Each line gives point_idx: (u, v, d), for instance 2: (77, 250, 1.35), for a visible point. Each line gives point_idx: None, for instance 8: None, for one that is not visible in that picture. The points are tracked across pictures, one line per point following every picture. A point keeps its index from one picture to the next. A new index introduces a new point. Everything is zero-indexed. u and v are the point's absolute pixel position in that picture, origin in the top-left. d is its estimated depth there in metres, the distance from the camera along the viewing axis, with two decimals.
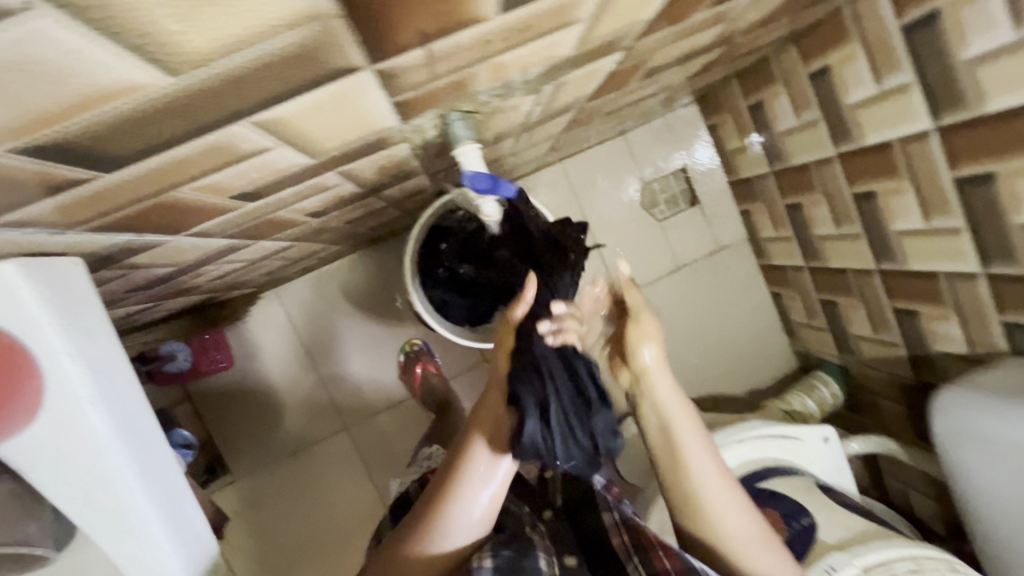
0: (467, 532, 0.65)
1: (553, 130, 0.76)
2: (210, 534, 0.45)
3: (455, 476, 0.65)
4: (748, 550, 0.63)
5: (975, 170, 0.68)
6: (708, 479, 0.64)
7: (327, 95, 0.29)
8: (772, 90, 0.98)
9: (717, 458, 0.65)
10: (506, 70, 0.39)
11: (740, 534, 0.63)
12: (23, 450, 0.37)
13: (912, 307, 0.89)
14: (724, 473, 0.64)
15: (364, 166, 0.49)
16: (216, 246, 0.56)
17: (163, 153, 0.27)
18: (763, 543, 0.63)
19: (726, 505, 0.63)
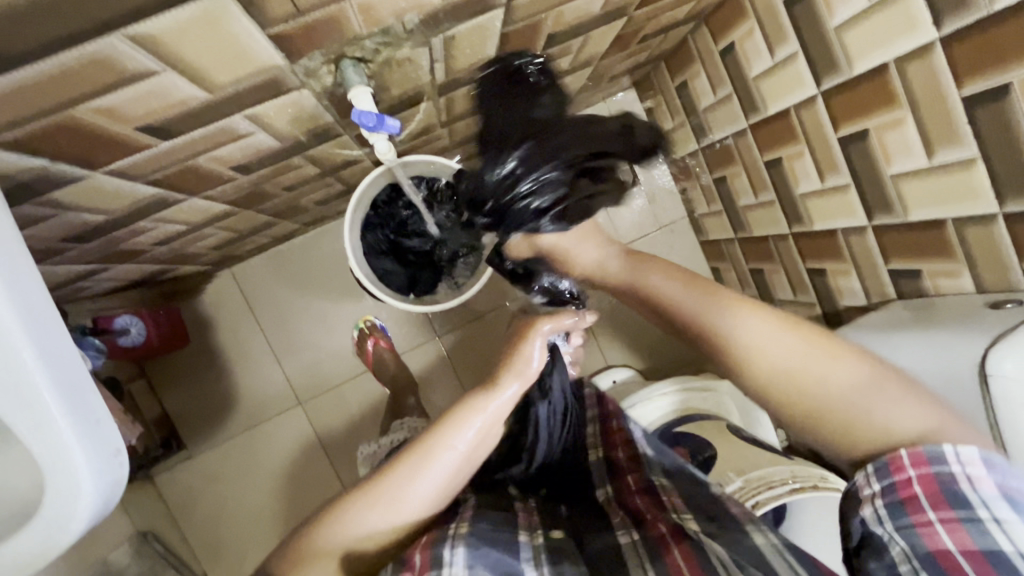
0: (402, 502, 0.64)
1: (476, 100, 0.82)
2: (128, 450, 0.43)
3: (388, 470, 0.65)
4: (861, 398, 0.56)
5: (851, 128, 0.75)
6: (777, 351, 0.60)
7: (192, 15, 0.34)
8: (693, 70, 1.06)
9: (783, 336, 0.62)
10: (378, 14, 0.45)
11: (851, 386, 0.57)
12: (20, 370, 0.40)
13: (820, 266, 0.95)
14: (815, 347, 0.59)
15: (272, 113, 0.54)
16: (143, 196, 0.60)
17: (46, 58, 0.32)
18: (877, 384, 0.56)
19: (833, 376, 0.57)
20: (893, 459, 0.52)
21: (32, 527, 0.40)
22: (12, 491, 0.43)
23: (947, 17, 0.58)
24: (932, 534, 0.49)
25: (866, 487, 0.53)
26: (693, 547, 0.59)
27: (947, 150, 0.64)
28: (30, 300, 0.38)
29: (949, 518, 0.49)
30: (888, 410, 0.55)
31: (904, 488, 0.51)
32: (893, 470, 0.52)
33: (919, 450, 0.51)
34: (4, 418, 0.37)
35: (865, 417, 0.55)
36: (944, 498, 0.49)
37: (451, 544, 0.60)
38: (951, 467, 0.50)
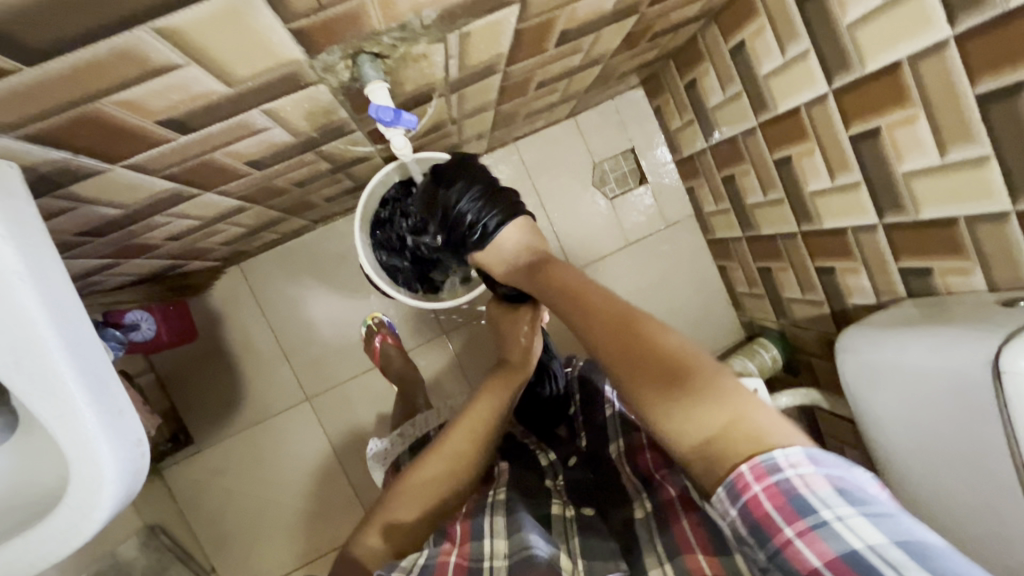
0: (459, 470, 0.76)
1: (486, 97, 0.82)
2: (148, 439, 0.43)
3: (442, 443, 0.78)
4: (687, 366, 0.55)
5: (863, 126, 0.75)
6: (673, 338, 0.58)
7: (218, 8, 0.34)
8: (702, 68, 1.06)
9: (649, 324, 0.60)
10: (397, 9, 0.45)
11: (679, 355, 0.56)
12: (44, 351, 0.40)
13: (829, 265, 0.95)
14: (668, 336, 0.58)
15: (288, 108, 0.55)
16: (159, 190, 0.61)
17: (75, 51, 0.33)
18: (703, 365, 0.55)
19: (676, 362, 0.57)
20: (738, 477, 0.48)
21: (55, 515, 0.40)
22: (36, 481, 0.44)
23: (962, 14, 0.58)
24: (794, 551, 0.44)
25: (726, 513, 0.49)
26: (699, 517, 0.62)
27: (960, 148, 0.64)
28: (52, 291, 0.39)
29: (804, 530, 0.45)
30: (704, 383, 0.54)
31: (756, 507, 0.47)
32: (739, 491, 0.48)
33: (759, 459, 0.48)
34: (29, 407, 0.38)
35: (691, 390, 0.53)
36: (793, 509, 0.46)
37: (491, 515, 0.66)
38: (786, 474, 0.47)
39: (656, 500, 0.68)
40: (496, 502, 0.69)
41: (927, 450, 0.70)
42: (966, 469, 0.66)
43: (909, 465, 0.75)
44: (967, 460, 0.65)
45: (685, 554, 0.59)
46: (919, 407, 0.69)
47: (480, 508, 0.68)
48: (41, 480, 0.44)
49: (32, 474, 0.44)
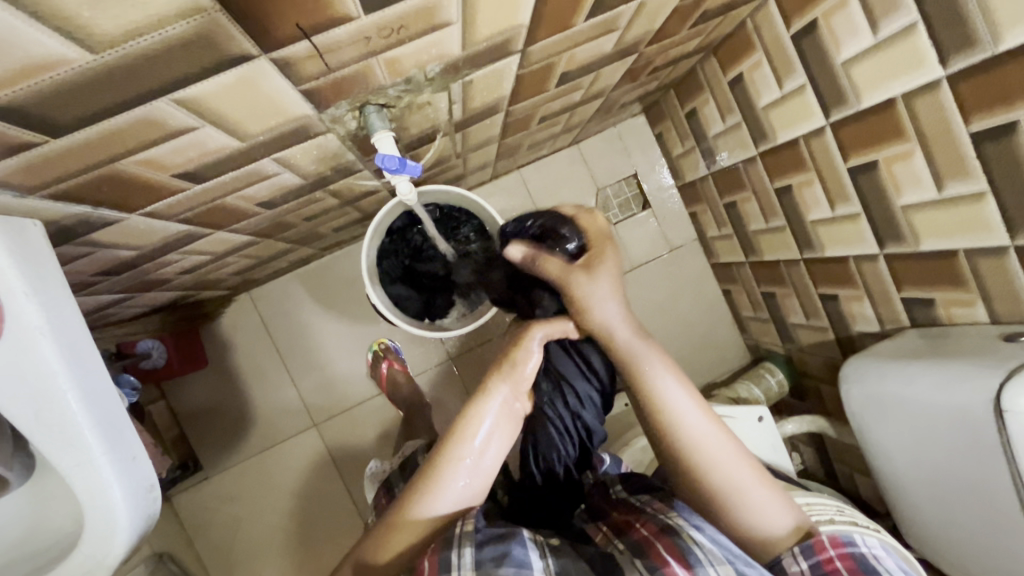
0: (449, 505, 0.66)
1: (490, 132, 0.84)
2: (159, 484, 0.44)
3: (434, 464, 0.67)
4: (727, 473, 0.63)
5: (862, 158, 0.76)
6: (715, 444, 0.64)
7: (233, 78, 0.36)
8: (702, 97, 1.08)
9: (716, 427, 0.65)
10: (402, 66, 0.47)
11: (716, 459, 0.63)
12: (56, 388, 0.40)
13: (833, 292, 0.95)
14: (728, 443, 0.64)
15: (298, 155, 0.57)
16: (174, 232, 0.63)
17: (101, 122, 0.35)
18: (742, 464, 0.64)
19: (740, 480, 0.63)
20: (818, 543, 0.61)
21: (67, 562, 0.41)
22: (51, 525, 0.45)
23: (951, 56, 0.60)
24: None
25: (793, 566, 0.60)
26: (673, 538, 0.62)
27: (957, 183, 0.65)
28: (71, 344, 0.40)
29: None
30: (749, 496, 0.63)
31: (828, 562, 0.59)
32: (817, 550, 0.60)
33: (835, 536, 0.62)
34: (47, 456, 0.39)
35: (740, 507, 0.63)
36: (858, 566, 0.59)
37: (457, 545, 0.60)
38: (860, 549, 0.62)
39: (628, 539, 0.66)
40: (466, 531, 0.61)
41: (933, 484, 0.70)
42: (972, 504, 0.66)
43: (917, 498, 0.74)
44: (973, 496, 0.65)
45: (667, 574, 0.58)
46: (922, 439, 0.69)
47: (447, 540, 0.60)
48: (55, 524, 0.45)
49: (48, 520, 0.45)
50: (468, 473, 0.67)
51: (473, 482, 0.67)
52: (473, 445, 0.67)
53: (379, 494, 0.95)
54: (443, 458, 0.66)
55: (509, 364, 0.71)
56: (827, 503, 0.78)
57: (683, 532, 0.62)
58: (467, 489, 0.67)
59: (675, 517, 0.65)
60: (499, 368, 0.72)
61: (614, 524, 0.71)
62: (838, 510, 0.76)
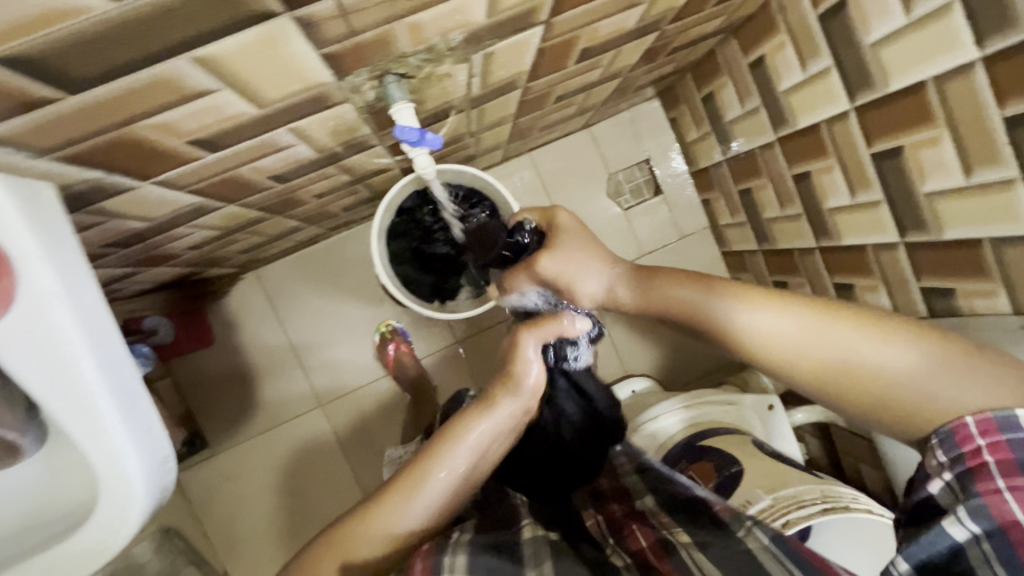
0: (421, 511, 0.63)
1: (506, 110, 0.83)
2: (174, 456, 0.44)
3: (418, 466, 0.64)
4: (859, 348, 0.55)
5: (887, 144, 0.74)
6: (816, 335, 0.56)
7: (254, 37, 0.35)
8: (720, 81, 1.06)
9: (798, 311, 0.58)
10: (425, 33, 0.45)
11: (839, 349, 0.56)
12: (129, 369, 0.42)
13: (848, 281, 0.94)
14: (815, 317, 0.57)
15: (313, 126, 0.55)
16: (185, 204, 0.62)
17: (116, 80, 0.33)
18: (866, 337, 0.55)
19: (870, 355, 0.55)
20: (960, 427, 0.51)
21: (83, 532, 0.40)
22: (65, 494, 0.45)
23: (989, 36, 0.58)
24: (998, 501, 0.48)
25: (935, 459, 0.52)
26: (672, 561, 0.56)
27: (985, 170, 0.63)
28: (86, 312, 0.40)
29: (1017, 486, 0.48)
30: (854, 349, 0.55)
31: (975, 458, 0.49)
32: (960, 441, 0.50)
33: (991, 416, 0.49)
34: (61, 424, 0.38)
35: (866, 367, 0.55)
36: (1014, 465, 0.48)
37: (450, 551, 0.56)
38: (1021, 433, 0.49)
39: (626, 549, 0.62)
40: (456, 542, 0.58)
41: None
42: None
43: None
44: None
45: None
46: None
47: (441, 545, 0.56)
48: (67, 495, 0.45)
49: (60, 490, 0.45)
50: (450, 481, 0.64)
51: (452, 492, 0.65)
52: (461, 448, 0.65)
53: None
54: (426, 461, 0.64)
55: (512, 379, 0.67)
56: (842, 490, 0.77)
57: (688, 555, 0.56)
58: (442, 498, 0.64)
59: (683, 539, 0.59)
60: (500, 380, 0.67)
61: (610, 523, 0.70)
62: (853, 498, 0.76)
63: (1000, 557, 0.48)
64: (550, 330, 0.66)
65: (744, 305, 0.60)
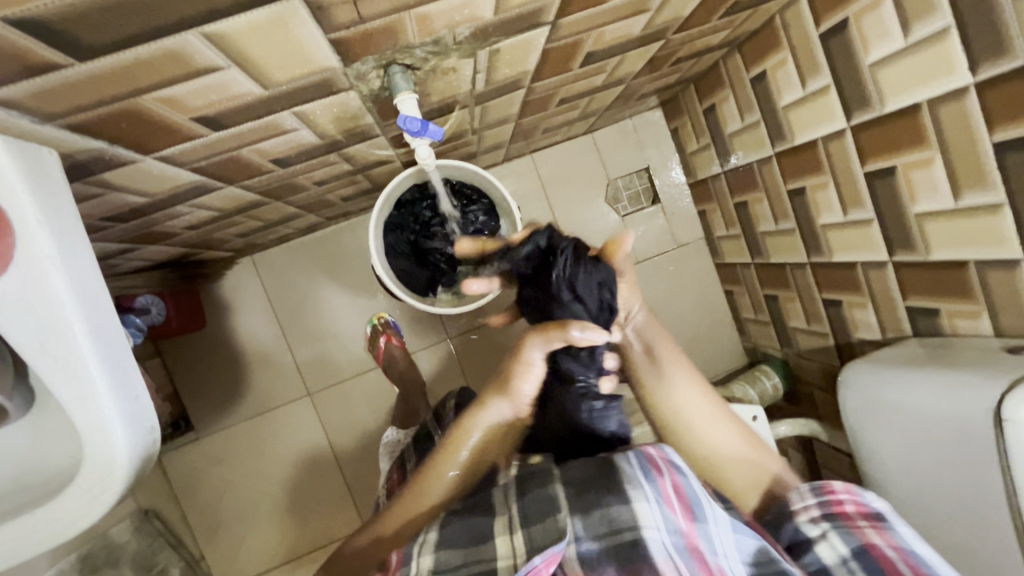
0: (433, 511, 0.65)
1: (510, 109, 0.84)
2: (160, 427, 0.44)
3: (428, 468, 0.67)
4: (726, 455, 0.71)
5: (881, 163, 0.76)
6: (723, 431, 0.71)
7: (264, 17, 0.36)
8: (722, 94, 1.07)
9: (704, 385, 0.74)
10: (433, 25, 0.46)
11: (719, 448, 0.71)
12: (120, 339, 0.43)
13: (838, 298, 0.96)
14: (713, 401, 0.73)
15: (318, 111, 0.56)
16: (187, 181, 0.62)
17: (126, 51, 0.34)
18: (743, 444, 0.72)
19: (738, 458, 0.71)
20: (827, 485, 0.67)
21: (65, 496, 0.41)
22: (45, 459, 0.45)
23: (983, 63, 0.59)
24: (863, 532, 0.62)
25: (804, 502, 0.68)
26: (683, 478, 0.59)
27: (974, 193, 0.65)
28: (82, 277, 0.40)
29: (874, 523, 0.63)
30: (727, 454, 0.71)
31: (836, 503, 0.65)
32: (827, 493, 0.66)
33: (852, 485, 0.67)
34: (48, 385, 0.38)
35: (722, 467, 0.71)
36: (870, 512, 0.65)
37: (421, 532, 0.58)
38: (875, 502, 0.65)
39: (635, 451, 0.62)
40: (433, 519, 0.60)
41: (926, 493, 0.71)
42: (963, 513, 0.66)
43: (907, 505, 0.75)
44: (967, 511, 0.66)
45: (670, 511, 0.56)
46: (919, 447, 0.70)
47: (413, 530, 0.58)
48: (49, 461, 0.45)
49: (42, 455, 0.45)
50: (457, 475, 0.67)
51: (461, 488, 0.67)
52: (468, 447, 0.68)
53: (391, 470, 0.95)
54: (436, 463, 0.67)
55: (509, 384, 0.69)
56: None
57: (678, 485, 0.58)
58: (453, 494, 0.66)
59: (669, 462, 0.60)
60: (500, 384, 0.70)
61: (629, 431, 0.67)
62: None
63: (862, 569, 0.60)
64: (549, 340, 0.66)
65: (684, 370, 0.74)
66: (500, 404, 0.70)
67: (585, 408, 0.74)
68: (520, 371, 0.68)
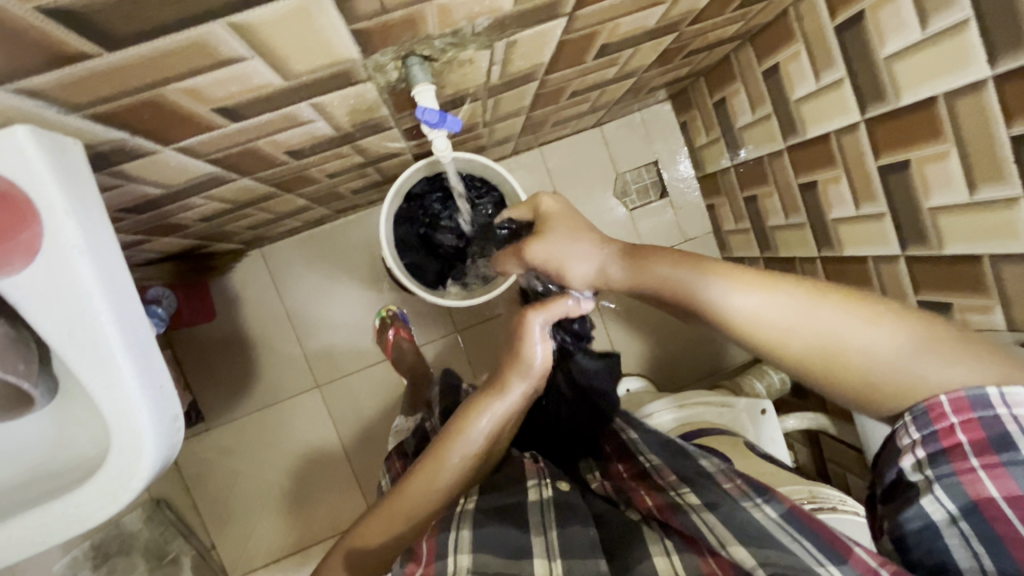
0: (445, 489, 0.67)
1: (522, 102, 0.84)
2: (184, 415, 0.44)
3: (440, 446, 0.68)
4: (833, 335, 0.54)
5: (895, 156, 0.75)
6: (789, 312, 0.56)
7: (289, 9, 0.36)
8: (733, 87, 1.07)
9: (748, 277, 0.58)
10: (453, 16, 0.46)
11: (818, 335, 0.55)
12: (146, 328, 0.43)
13: (848, 292, 0.96)
14: (773, 293, 0.57)
15: (335, 103, 0.56)
16: (203, 172, 0.62)
17: (154, 41, 0.34)
18: (841, 315, 0.54)
19: (848, 334, 0.54)
20: (934, 407, 0.51)
21: (92, 483, 0.41)
22: (73, 445, 0.46)
23: (1002, 55, 0.59)
24: (975, 485, 0.50)
25: (907, 437, 0.53)
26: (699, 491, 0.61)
27: (989, 187, 0.65)
28: (108, 267, 0.40)
29: (992, 463, 0.50)
30: (829, 335, 0.54)
31: (948, 436, 0.50)
32: (934, 420, 0.51)
33: (961, 393, 0.50)
34: (77, 373, 0.39)
35: (843, 355, 0.54)
36: (989, 443, 0.50)
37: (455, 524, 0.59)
38: (996, 413, 0.50)
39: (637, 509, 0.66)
40: (462, 513, 0.61)
41: None
42: None
43: None
44: None
45: (692, 550, 0.57)
46: None
47: (446, 521, 0.59)
48: (77, 447, 0.46)
49: (70, 441, 0.46)
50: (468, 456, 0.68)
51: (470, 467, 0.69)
52: (479, 427, 0.68)
53: (392, 458, 0.95)
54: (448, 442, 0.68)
55: (521, 362, 0.69)
56: (831, 492, 0.78)
57: (696, 513, 0.58)
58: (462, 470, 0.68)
59: (693, 500, 0.60)
60: (511, 362, 0.70)
61: (619, 487, 0.71)
62: (841, 500, 0.77)
63: (976, 532, 0.50)
64: (556, 308, 0.69)
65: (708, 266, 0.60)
66: (511, 385, 0.70)
67: (586, 371, 0.86)
68: (531, 343, 0.69)
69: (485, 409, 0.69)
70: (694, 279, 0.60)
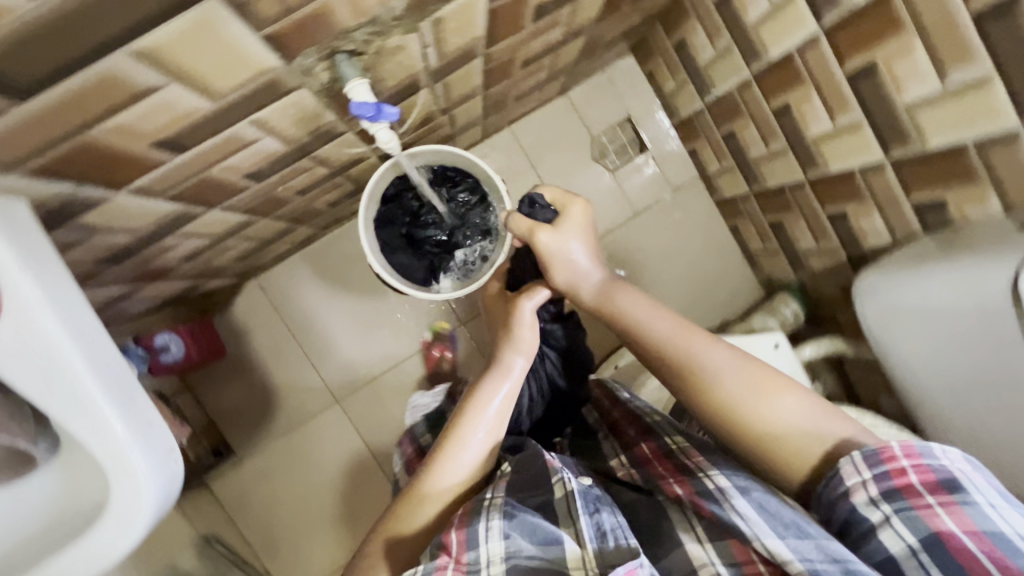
0: (462, 469, 0.68)
1: (474, 81, 0.82)
2: (178, 447, 0.46)
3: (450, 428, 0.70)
4: (747, 395, 0.61)
5: (861, 60, 0.72)
6: (724, 361, 0.64)
7: (188, 25, 0.35)
8: (690, 25, 1.04)
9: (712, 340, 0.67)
10: (365, 4, 0.45)
11: (738, 387, 0.62)
12: (124, 369, 0.44)
13: (841, 209, 0.93)
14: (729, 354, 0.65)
15: (276, 117, 0.56)
16: (168, 211, 0.63)
17: (63, 83, 0.34)
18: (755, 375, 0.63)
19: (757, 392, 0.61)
20: (886, 450, 0.53)
21: (100, 526, 0.42)
22: (81, 492, 0.48)
23: None
24: (931, 517, 0.49)
25: (853, 475, 0.54)
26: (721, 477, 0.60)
27: (960, 71, 0.62)
28: (72, 316, 0.41)
29: (946, 501, 0.50)
30: (743, 389, 0.62)
31: (898, 475, 0.52)
32: (885, 460, 0.53)
33: (912, 443, 0.53)
34: (62, 423, 0.40)
35: (752, 410, 0.61)
36: (939, 484, 0.51)
37: (487, 514, 0.59)
38: (941, 461, 0.52)
39: (666, 496, 0.64)
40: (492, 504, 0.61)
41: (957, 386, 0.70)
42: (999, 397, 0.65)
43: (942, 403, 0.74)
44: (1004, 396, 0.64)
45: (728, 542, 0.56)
46: (942, 342, 0.69)
47: (477, 510, 0.60)
48: (85, 494, 0.48)
49: (78, 489, 0.48)
50: (479, 432, 0.69)
51: (484, 445, 0.70)
52: (487, 404, 0.70)
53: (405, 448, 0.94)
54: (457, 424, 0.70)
55: (514, 336, 0.74)
56: None
57: (725, 503, 0.57)
58: (474, 448, 0.69)
59: (721, 482, 0.59)
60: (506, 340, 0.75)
61: (644, 472, 0.69)
62: None
63: (936, 563, 0.48)
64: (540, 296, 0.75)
65: (677, 324, 0.69)
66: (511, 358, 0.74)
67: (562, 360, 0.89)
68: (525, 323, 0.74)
69: (481, 393, 0.72)
70: (677, 340, 0.68)
